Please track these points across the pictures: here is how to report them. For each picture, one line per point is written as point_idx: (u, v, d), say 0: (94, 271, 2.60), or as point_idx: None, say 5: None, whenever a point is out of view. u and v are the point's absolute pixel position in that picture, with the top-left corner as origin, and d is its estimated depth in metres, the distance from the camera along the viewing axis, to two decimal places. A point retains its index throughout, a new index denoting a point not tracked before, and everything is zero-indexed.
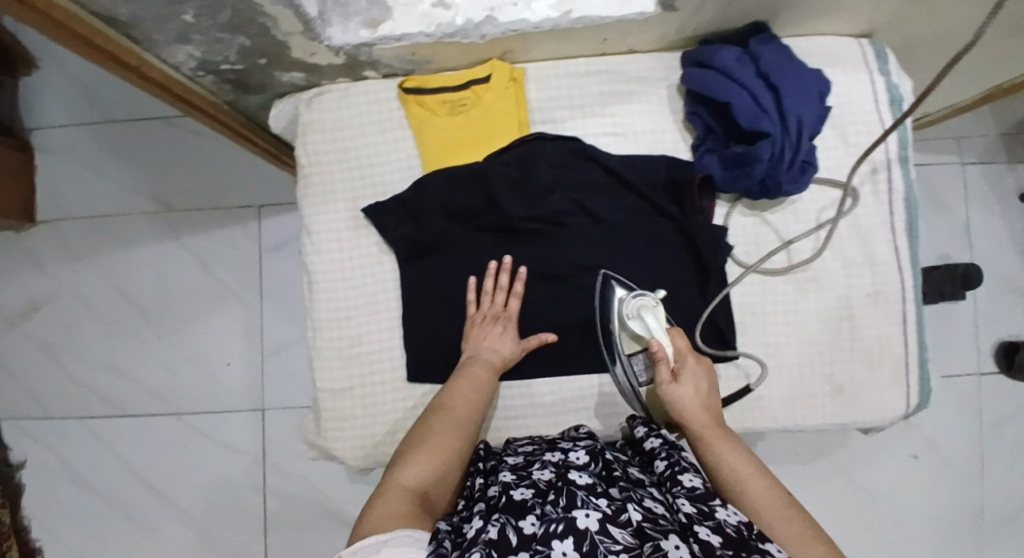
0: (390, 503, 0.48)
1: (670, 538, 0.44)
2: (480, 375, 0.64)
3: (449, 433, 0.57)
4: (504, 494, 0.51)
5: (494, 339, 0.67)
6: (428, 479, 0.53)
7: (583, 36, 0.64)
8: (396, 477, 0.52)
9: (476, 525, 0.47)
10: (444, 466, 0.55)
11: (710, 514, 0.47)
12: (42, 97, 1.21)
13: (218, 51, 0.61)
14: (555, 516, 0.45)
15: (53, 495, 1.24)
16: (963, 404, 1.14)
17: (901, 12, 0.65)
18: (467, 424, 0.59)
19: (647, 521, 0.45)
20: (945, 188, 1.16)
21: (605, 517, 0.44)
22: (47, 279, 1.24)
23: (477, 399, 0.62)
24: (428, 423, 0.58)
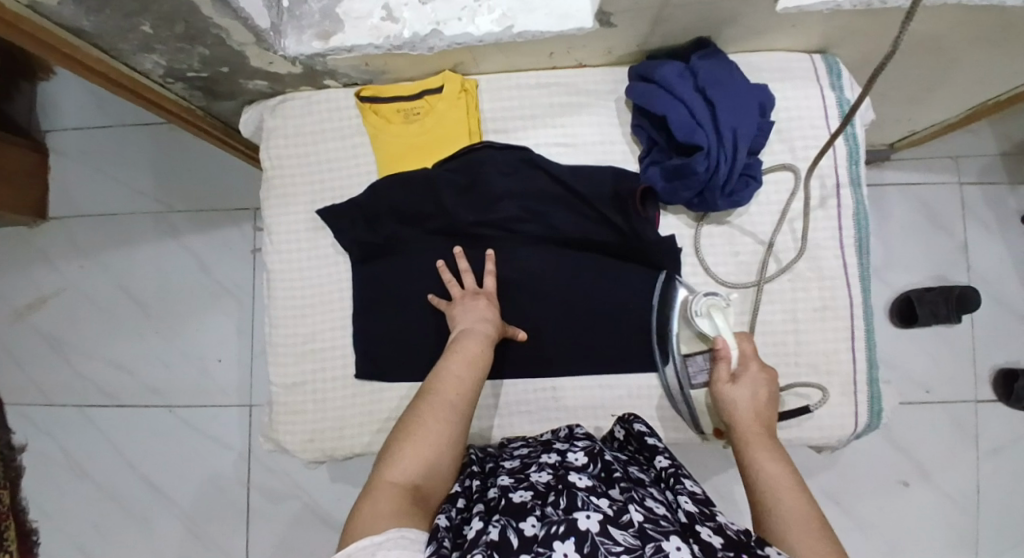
0: (379, 502, 0.46)
1: (672, 540, 0.40)
2: (472, 351, 0.62)
3: (436, 420, 0.55)
4: (503, 496, 0.48)
5: (478, 313, 0.66)
6: (418, 471, 0.50)
7: (528, 49, 0.66)
8: (385, 473, 0.50)
9: (476, 527, 0.44)
10: (436, 456, 0.52)
11: (711, 517, 0.46)
12: (60, 102, 1.29)
13: (182, 60, 0.65)
14: (555, 518, 0.42)
15: (50, 479, 1.28)
16: (957, 431, 1.10)
17: (848, 28, 0.65)
18: (458, 407, 0.57)
19: (650, 522, 0.42)
20: (943, 208, 1.13)
21: (606, 518, 0.41)
22: (57, 272, 1.30)
23: (468, 378, 0.59)
24: (417, 411, 0.56)
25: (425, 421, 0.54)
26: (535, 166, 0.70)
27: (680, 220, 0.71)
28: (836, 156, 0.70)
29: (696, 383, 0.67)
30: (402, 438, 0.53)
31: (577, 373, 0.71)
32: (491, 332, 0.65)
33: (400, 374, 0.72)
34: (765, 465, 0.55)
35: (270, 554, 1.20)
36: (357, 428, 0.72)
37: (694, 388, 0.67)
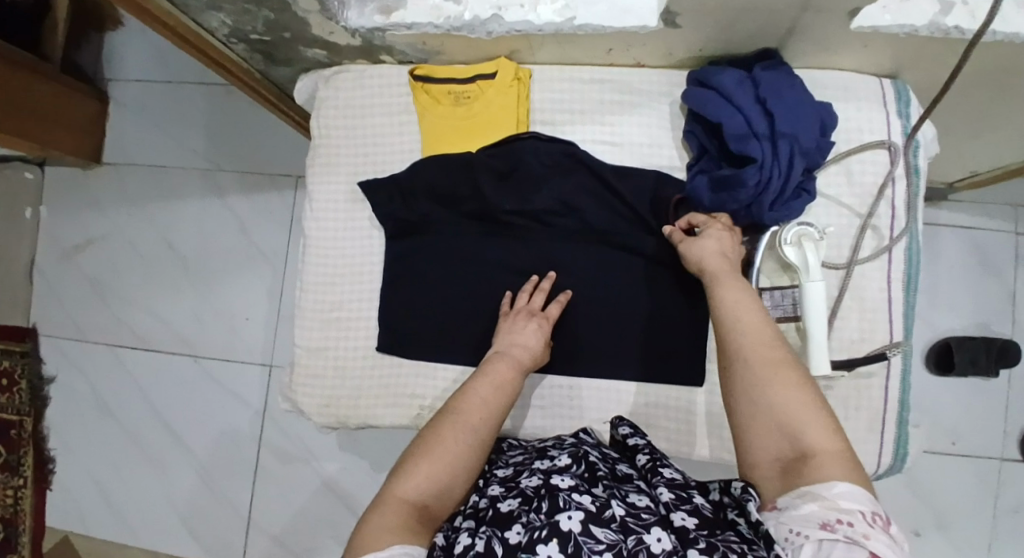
0: (385, 519, 0.46)
1: (653, 531, 0.40)
2: (502, 376, 0.61)
3: (454, 438, 0.53)
4: (492, 506, 0.47)
5: (525, 337, 0.65)
6: (429, 488, 0.49)
7: (586, 43, 0.66)
8: (395, 488, 0.49)
9: (464, 541, 0.43)
10: (450, 476, 0.51)
11: (687, 500, 0.45)
12: (126, 52, 1.33)
13: (247, 21, 0.67)
14: (538, 523, 0.41)
15: (74, 412, 1.34)
16: (980, 486, 1.05)
17: (924, 54, 0.62)
18: (478, 428, 0.55)
19: (632, 516, 0.42)
20: (996, 255, 1.08)
21: (588, 516, 0.41)
22: (104, 216, 1.35)
23: (492, 401, 0.58)
24: (434, 427, 0.55)
25: (442, 438, 0.53)
26: (579, 162, 0.70)
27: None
28: (898, 183, 0.67)
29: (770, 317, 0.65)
30: (416, 453, 0.52)
31: (595, 375, 0.70)
32: (526, 360, 0.64)
33: (420, 353, 0.72)
34: (736, 301, 0.55)
35: (272, 512, 1.23)
36: (372, 398, 0.73)
37: None
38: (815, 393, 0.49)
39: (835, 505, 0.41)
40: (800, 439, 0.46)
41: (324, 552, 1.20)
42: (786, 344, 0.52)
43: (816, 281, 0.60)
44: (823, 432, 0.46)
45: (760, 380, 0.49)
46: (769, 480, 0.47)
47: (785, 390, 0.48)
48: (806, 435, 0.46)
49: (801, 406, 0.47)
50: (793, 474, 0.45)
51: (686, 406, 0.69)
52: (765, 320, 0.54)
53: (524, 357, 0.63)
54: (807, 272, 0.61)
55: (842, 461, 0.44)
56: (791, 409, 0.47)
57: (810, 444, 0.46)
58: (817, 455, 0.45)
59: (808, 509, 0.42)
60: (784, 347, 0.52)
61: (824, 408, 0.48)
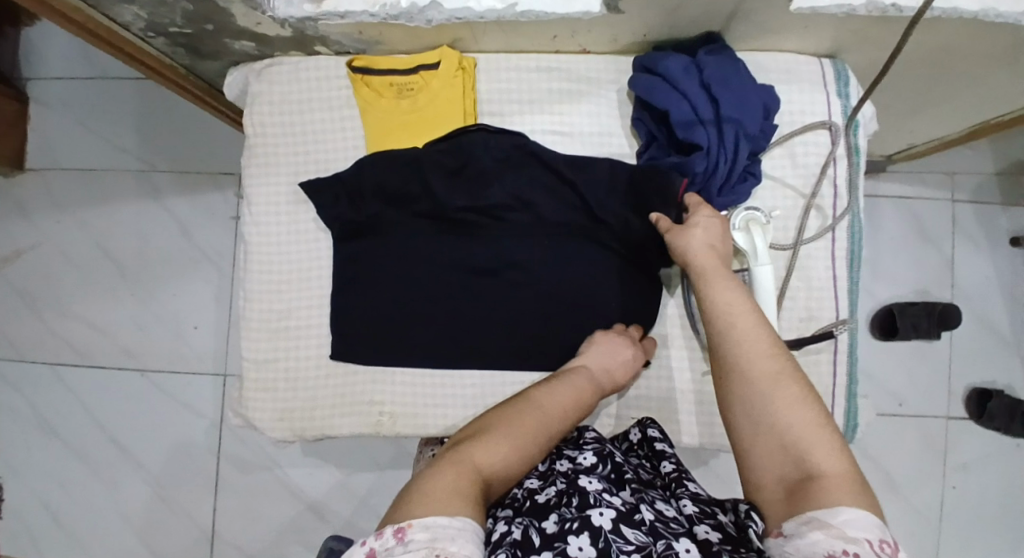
0: (460, 482, 0.41)
1: (682, 541, 0.41)
2: (581, 392, 0.58)
3: (534, 440, 0.50)
4: (527, 498, 0.47)
5: (606, 357, 0.63)
6: (499, 470, 0.46)
7: (530, 30, 0.64)
8: (473, 456, 0.45)
9: (498, 527, 0.43)
10: (517, 463, 0.48)
11: (711, 515, 0.46)
12: (42, 47, 1.23)
13: (165, 13, 0.61)
14: (570, 516, 0.43)
15: (16, 436, 1.25)
16: (926, 445, 1.11)
17: (862, 34, 0.63)
18: (550, 440, 0.52)
19: (661, 522, 0.43)
20: (934, 224, 1.13)
21: (619, 516, 0.42)
22: (32, 225, 1.26)
23: (568, 417, 0.55)
24: (514, 417, 0.52)
25: (525, 433, 0.50)
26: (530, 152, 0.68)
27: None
28: (840, 162, 0.68)
29: None
30: (493, 432, 0.49)
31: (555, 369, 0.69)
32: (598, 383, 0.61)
33: (374, 358, 0.70)
34: (729, 304, 0.53)
35: (236, 524, 1.19)
36: (328, 408, 0.71)
37: None
38: (821, 410, 0.46)
39: (842, 534, 0.36)
40: (806, 460, 0.43)
41: None
42: (791, 356, 0.49)
43: (764, 264, 0.60)
44: (831, 453, 0.42)
45: (762, 393, 0.47)
46: (776, 507, 0.43)
47: (790, 405, 0.45)
48: (814, 456, 0.42)
49: (806, 425, 0.44)
50: (798, 498, 0.41)
51: (646, 392, 0.69)
52: (765, 328, 0.51)
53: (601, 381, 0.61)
54: (756, 255, 0.61)
55: (853, 485, 0.40)
56: (794, 425, 0.44)
57: (819, 465, 0.42)
58: (825, 478, 0.41)
59: (814, 538, 0.37)
60: (789, 360, 0.49)
61: (832, 428, 0.45)
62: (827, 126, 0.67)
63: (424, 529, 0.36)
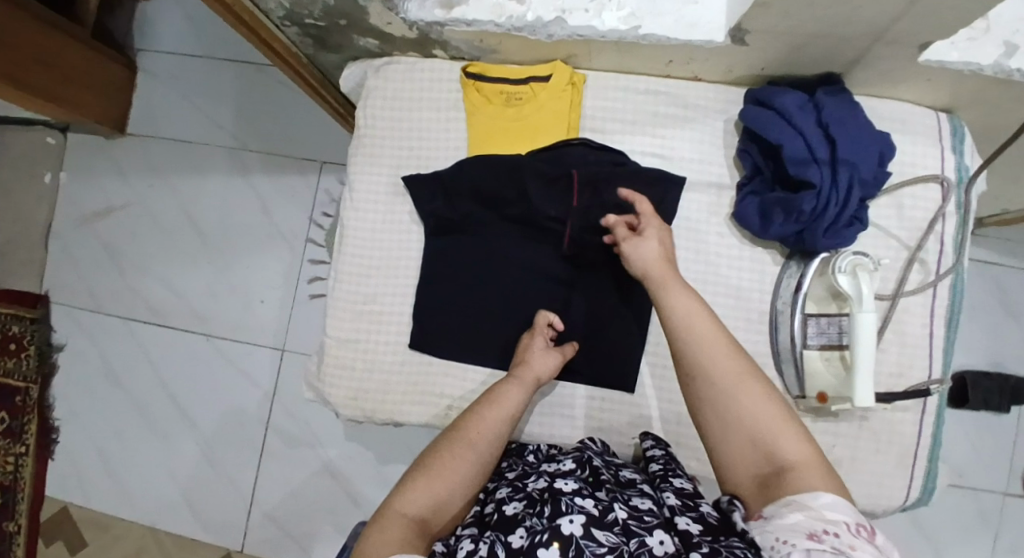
0: (385, 532, 0.48)
1: (655, 534, 0.45)
2: (506, 398, 0.60)
3: (460, 461, 0.55)
4: (497, 510, 0.51)
5: (538, 362, 0.64)
6: (426, 504, 0.51)
7: (647, 54, 0.65)
8: (396, 503, 0.51)
9: (466, 545, 0.46)
10: (445, 491, 0.53)
11: (693, 506, 0.50)
12: (159, 23, 1.31)
13: (305, 5, 0.65)
14: (540, 527, 0.45)
15: (83, 381, 1.32)
16: (988, 523, 1.04)
17: (987, 94, 0.61)
18: (484, 457, 0.56)
19: (634, 519, 0.46)
20: (1015, 294, 1.07)
21: (590, 520, 0.44)
22: (125, 186, 1.33)
23: (503, 425, 0.58)
24: (440, 445, 0.56)
25: (449, 460, 0.54)
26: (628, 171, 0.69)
27: (770, 255, 0.69)
28: (948, 219, 0.67)
29: (811, 344, 0.64)
30: (419, 471, 0.54)
31: (627, 389, 0.69)
32: (531, 381, 0.63)
33: (450, 352, 0.72)
34: (688, 311, 0.56)
35: (272, 496, 1.22)
36: (400, 394, 0.73)
37: (808, 350, 0.64)
38: (776, 397, 0.53)
39: (821, 516, 0.44)
40: (776, 453, 0.50)
41: (322, 539, 1.19)
42: (743, 350, 0.56)
43: (869, 312, 0.59)
44: (796, 442, 0.50)
45: (730, 394, 0.52)
46: (752, 497, 0.51)
47: (753, 404, 0.52)
48: (782, 446, 0.50)
49: (775, 419, 0.51)
50: (774, 490, 0.49)
51: None
52: (716, 324, 0.56)
53: (528, 374, 0.63)
54: (860, 301, 0.59)
55: (817, 466, 0.49)
56: (761, 423, 0.51)
57: (792, 455, 0.50)
58: (798, 464, 0.49)
59: (795, 517, 0.45)
60: (743, 355, 0.55)
61: (789, 414, 0.53)
62: (939, 180, 0.66)
63: None
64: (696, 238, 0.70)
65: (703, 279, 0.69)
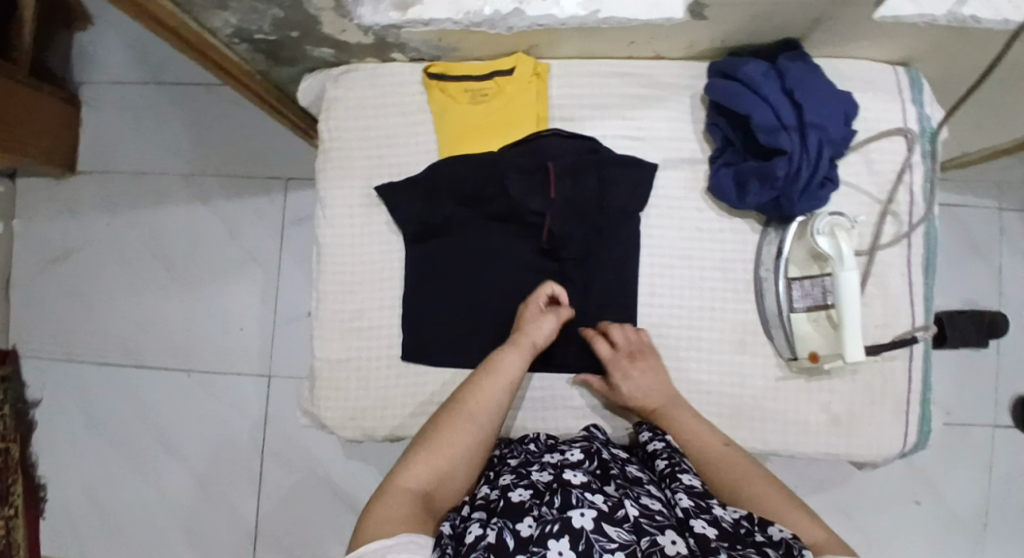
0: (389, 507, 0.50)
1: (667, 534, 0.45)
2: (504, 368, 0.61)
3: (459, 433, 0.57)
4: (503, 497, 0.50)
5: (535, 329, 0.64)
6: (430, 477, 0.54)
7: (609, 37, 0.65)
8: (398, 478, 0.54)
9: (476, 531, 0.47)
10: (448, 464, 0.55)
11: (706, 509, 0.50)
12: (96, 53, 1.26)
13: (254, 20, 0.63)
14: (550, 517, 0.45)
15: (64, 433, 1.27)
16: (980, 456, 1.07)
17: (941, 44, 0.63)
18: (484, 427, 0.58)
19: (644, 517, 0.47)
20: (980, 232, 1.10)
21: (600, 515, 0.45)
22: (83, 226, 1.28)
23: (502, 396, 0.60)
24: (440, 418, 0.58)
25: (450, 435, 0.56)
26: (603, 156, 0.69)
27: (749, 224, 0.70)
28: (915, 170, 0.68)
29: (797, 306, 0.65)
30: (420, 445, 0.56)
31: None
32: (529, 348, 0.63)
33: (446, 357, 0.71)
34: (682, 432, 0.63)
35: (277, 523, 1.20)
36: (400, 407, 0.72)
37: (795, 312, 0.65)
38: (779, 488, 0.56)
39: None
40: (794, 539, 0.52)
41: None
42: (740, 452, 0.60)
43: (851, 270, 0.60)
44: (811, 528, 0.52)
45: (734, 489, 0.57)
46: None
47: (756, 494, 0.56)
48: (795, 530, 0.52)
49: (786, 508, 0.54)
50: None
51: (720, 398, 0.69)
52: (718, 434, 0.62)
53: (525, 340, 0.63)
54: (841, 260, 0.60)
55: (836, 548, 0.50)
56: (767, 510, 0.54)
57: (809, 539, 0.51)
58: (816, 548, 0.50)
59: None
60: (741, 456, 0.60)
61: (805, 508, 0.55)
62: (903, 132, 0.67)
63: None
64: (676, 215, 0.70)
65: (686, 255, 0.70)
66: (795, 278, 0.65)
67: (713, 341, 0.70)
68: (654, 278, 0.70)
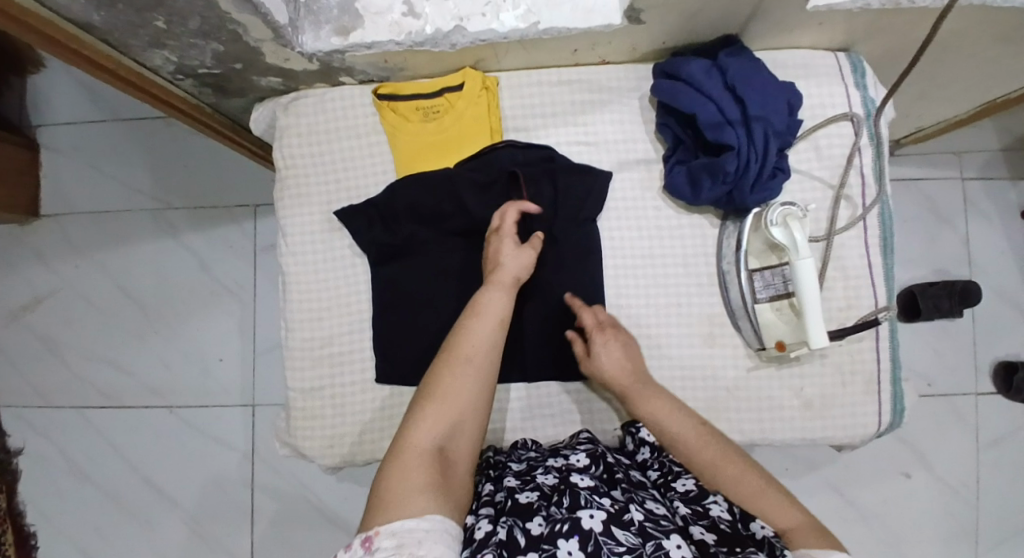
0: (409, 475, 0.48)
1: (672, 538, 0.44)
2: (495, 308, 0.59)
3: (463, 384, 0.55)
4: (510, 498, 0.51)
5: (512, 264, 0.62)
6: (440, 433, 0.52)
7: (552, 46, 0.65)
8: (409, 438, 0.52)
9: (485, 529, 0.47)
10: (456, 416, 0.54)
11: (704, 513, 0.50)
12: (49, 95, 1.24)
13: (195, 56, 0.63)
14: (560, 517, 0.45)
15: (49, 483, 1.25)
16: (964, 423, 1.09)
17: (877, 26, 0.64)
18: (486, 374, 0.56)
19: (650, 521, 0.46)
20: (946, 202, 1.11)
21: (609, 517, 0.45)
22: (51, 271, 1.26)
23: (495, 337, 0.58)
24: (438, 370, 0.56)
25: (453, 387, 0.55)
26: (558, 164, 0.69)
27: (707, 219, 0.71)
28: (865, 151, 0.69)
29: (760, 298, 0.66)
30: (423, 401, 0.54)
31: None
32: (510, 284, 0.61)
33: (418, 378, 0.71)
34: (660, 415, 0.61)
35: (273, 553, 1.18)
36: (378, 431, 0.72)
37: (759, 304, 0.66)
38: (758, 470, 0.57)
39: None
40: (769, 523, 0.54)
41: None
42: (718, 433, 0.60)
43: (806, 259, 0.60)
44: (785, 512, 0.54)
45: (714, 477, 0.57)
46: None
47: (736, 481, 0.56)
48: (771, 518, 0.54)
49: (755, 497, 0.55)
50: None
51: (694, 393, 0.70)
52: (689, 418, 0.61)
53: (504, 276, 0.61)
54: (796, 250, 0.61)
55: (811, 533, 0.52)
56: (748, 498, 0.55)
57: (782, 525, 0.53)
58: (791, 534, 0.52)
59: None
60: (719, 439, 0.59)
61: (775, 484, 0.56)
62: (849, 117, 0.68)
63: (388, 538, 0.43)
64: (634, 215, 0.71)
65: (648, 254, 0.71)
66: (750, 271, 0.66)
67: (681, 338, 0.70)
68: (617, 280, 0.71)
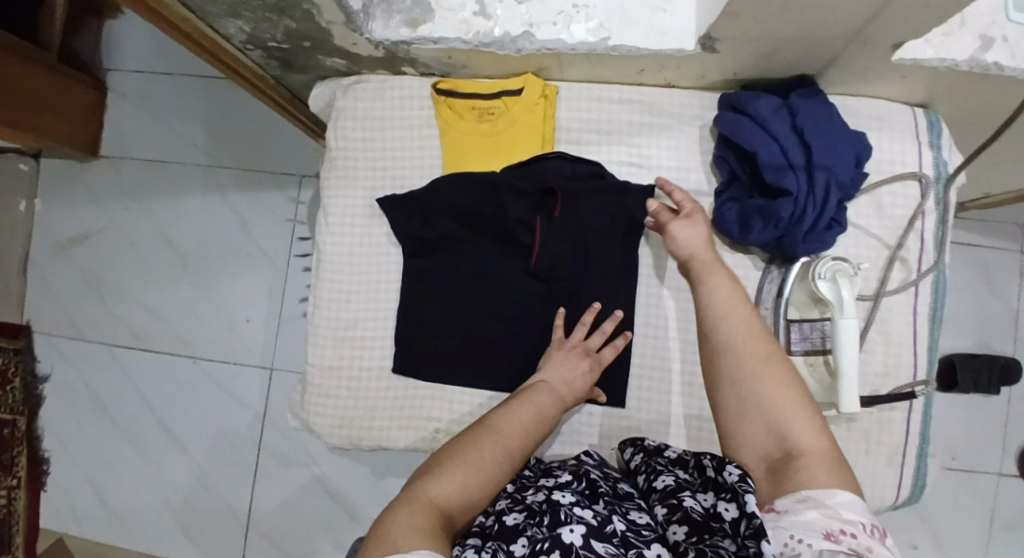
0: (410, 518, 0.43)
1: (654, 548, 0.42)
2: (545, 409, 0.59)
3: (492, 459, 0.52)
4: (496, 521, 0.48)
5: (568, 378, 0.63)
6: (457, 498, 0.47)
7: (617, 64, 0.64)
8: (424, 489, 0.47)
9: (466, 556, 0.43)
10: (478, 490, 0.49)
11: (677, 506, 0.46)
12: (124, 42, 1.28)
13: (266, 29, 0.64)
14: (541, 536, 0.43)
15: (69, 411, 1.30)
16: (983, 505, 1.04)
17: (962, 88, 0.61)
18: (514, 458, 0.53)
19: (633, 531, 0.44)
20: (1002, 274, 1.06)
21: (590, 531, 0.42)
22: (101, 210, 1.30)
23: (532, 435, 0.56)
24: (472, 438, 0.53)
25: (482, 455, 0.51)
26: (605, 182, 0.68)
27: (752, 261, 0.68)
28: (928, 215, 0.66)
29: (795, 351, 0.63)
30: (448, 461, 0.50)
31: (619, 404, 0.69)
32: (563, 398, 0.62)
33: (433, 374, 0.71)
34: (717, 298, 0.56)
35: (267, 516, 1.21)
36: (386, 420, 0.72)
37: (793, 356, 0.64)
38: (799, 386, 0.51)
39: (836, 514, 0.41)
40: (787, 437, 0.48)
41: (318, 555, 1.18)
42: (773, 338, 0.54)
43: (849, 318, 0.58)
44: (812, 433, 0.48)
45: (750, 373, 0.52)
46: (760, 481, 0.48)
47: (772, 385, 0.50)
48: (795, 431, 0.48)
49: (790, 402, 0.49)
50: (780, 474, 0.47)
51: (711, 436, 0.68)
52: (750, 313, 0.55)
53: (565, 391, 0.62)
54: (841, 307, 0.59)
55: (830, 461, 0.46)
56: (778, 405, 0.49)
57: (803, 445, 0.48)
58: (809, 454, 0.47)
59: (810, 516, 0.42)
60: (771, 341, 0.54)
61: (811, 406, 0.50)
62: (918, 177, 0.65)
63: None
64: None
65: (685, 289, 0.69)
66: (790, 321, 0.64)
67: None
68: (649, 309, 0.70)
